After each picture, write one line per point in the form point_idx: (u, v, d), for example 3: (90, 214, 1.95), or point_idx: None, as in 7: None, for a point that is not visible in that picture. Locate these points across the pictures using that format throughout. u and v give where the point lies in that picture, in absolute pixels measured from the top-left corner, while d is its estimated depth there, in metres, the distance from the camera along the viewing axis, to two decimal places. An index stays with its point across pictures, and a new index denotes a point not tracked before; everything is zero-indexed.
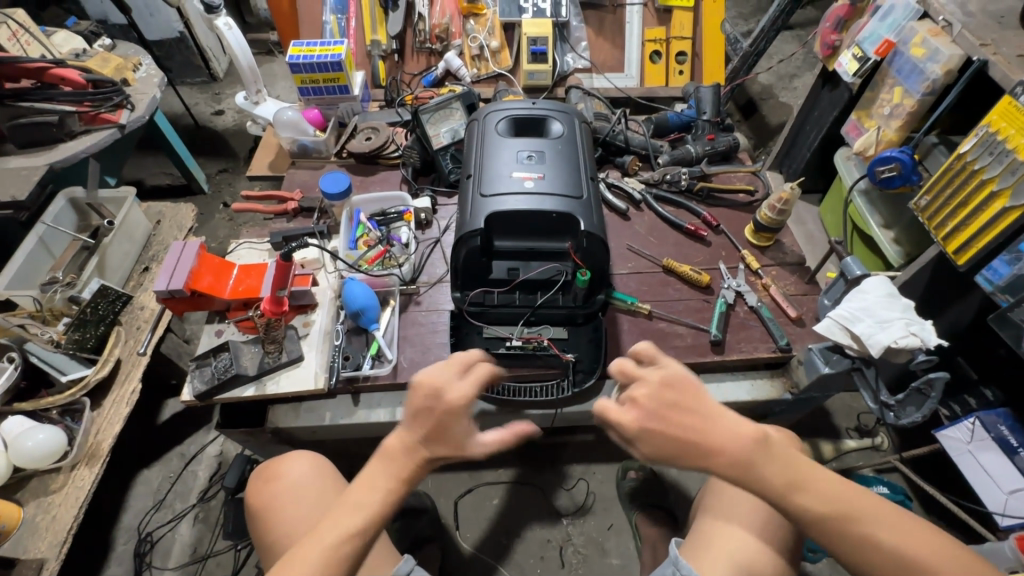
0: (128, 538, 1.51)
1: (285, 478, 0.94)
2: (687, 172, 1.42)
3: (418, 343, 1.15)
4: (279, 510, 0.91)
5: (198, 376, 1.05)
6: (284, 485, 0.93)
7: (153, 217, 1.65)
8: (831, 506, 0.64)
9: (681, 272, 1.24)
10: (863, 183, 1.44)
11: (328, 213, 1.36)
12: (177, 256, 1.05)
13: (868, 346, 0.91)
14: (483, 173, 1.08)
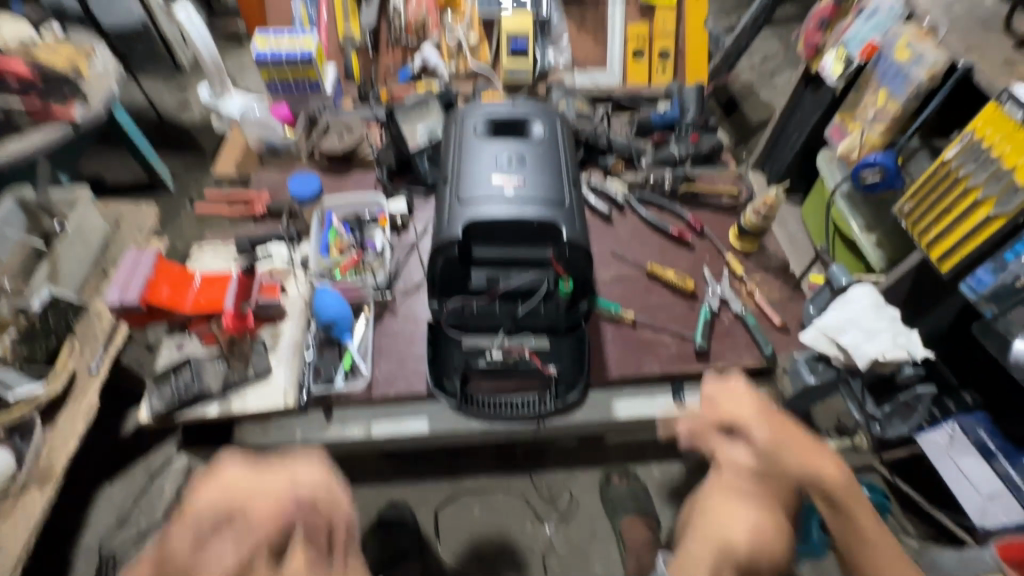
0: (89, 558, 1.43)
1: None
2: (671, 175, 1.39)
3: (394, 355, 1.10)
4: None
5: (156, 395, 0.98)
6: None
7: (112, 218, 1.56)
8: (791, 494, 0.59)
9: (665, 278, 1.22)
10: (845, 186, 1.44)
11: (297, 216, 1.28)
12: (132, 267, 0.98)
13: (854, 356, 0.91)
14: (461, 178, 1.03)
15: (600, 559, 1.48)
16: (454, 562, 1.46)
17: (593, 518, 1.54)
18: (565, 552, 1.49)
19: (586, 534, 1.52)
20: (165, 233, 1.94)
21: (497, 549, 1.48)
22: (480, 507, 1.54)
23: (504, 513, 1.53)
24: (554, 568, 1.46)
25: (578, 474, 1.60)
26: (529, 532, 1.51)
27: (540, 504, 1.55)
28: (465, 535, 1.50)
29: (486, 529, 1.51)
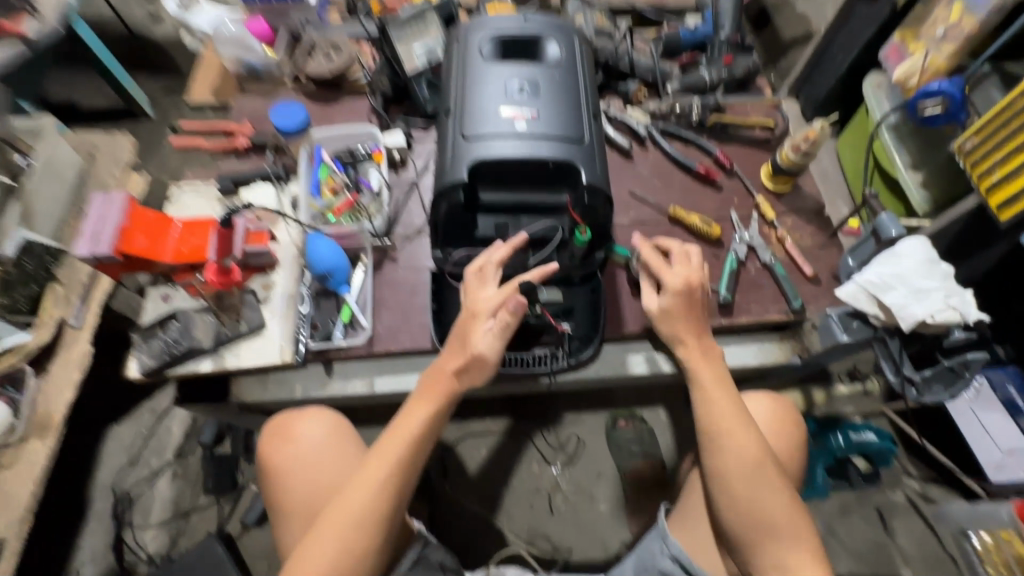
0: (105, 496, 1.46)
1: (304, 439, 0.99)
2: (700, 104, 1.24)
3: (396, 307, 1.02)
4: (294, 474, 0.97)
5: (144, 350, 0.92)
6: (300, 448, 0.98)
7: (85, 150, 1.43)
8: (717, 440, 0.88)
9: (690, 223, 1.12)
10: (893, 117, 1.28)
11: (285, 151, 1.16)
12: (100, 214, 0.88)
13: (899, 319, 0.82)
14: (465, 110, 0.91)
15: (605, 498, 1.49)
16: (461, 500, 1.49)
17: (599, 459, 1.54)
18: (571, 492, 1.51)
19: (591, 474, 1.53)
20: (149, 166, 1.81)
21: (502, 489, 1.51)
22: (487, 448, 1.55)
23: (510, 455, 1.54)
24: (560, 507, 1.49)
25: (584, 417, 1.59)
26: (534, 472, 1.52)
27: (546, 446, 1.55)
28: (472, 474, 1.51)
29: (493, 469, 1.52)
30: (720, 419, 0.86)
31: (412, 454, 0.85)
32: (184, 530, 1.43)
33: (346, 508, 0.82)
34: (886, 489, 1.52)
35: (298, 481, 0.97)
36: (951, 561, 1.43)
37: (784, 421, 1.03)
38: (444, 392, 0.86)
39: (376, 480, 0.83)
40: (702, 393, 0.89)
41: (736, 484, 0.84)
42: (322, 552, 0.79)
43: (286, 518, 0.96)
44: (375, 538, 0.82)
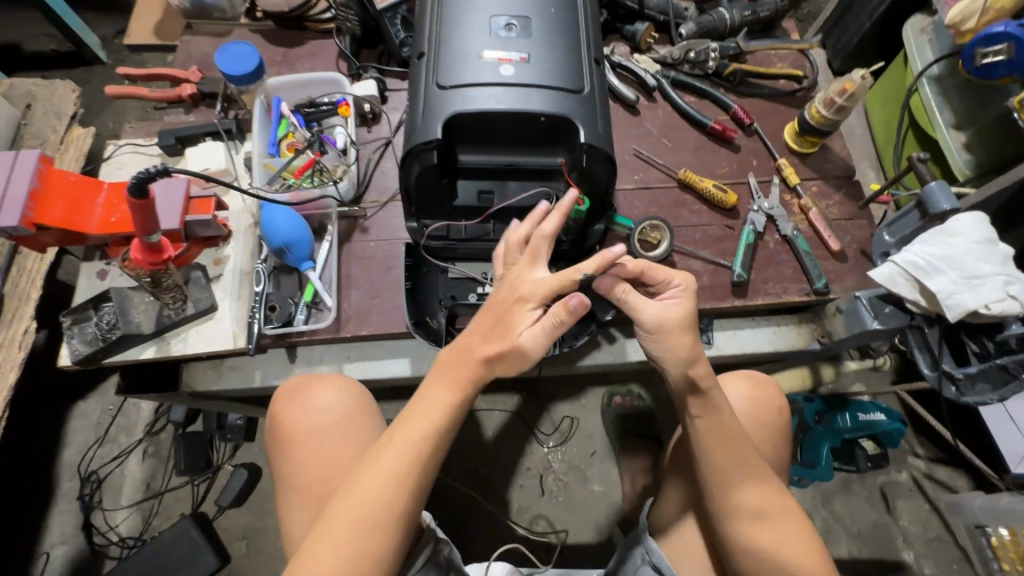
0: (72, 476, 1.38)
1: (321, 408, 0.79)
2: (718, 49, 1.07)
3: (366, 284, 0.90)
4: (301, 445, 0.77)
5: (77, 336, 0.81)
6: (311, 416, 0.78)
7: (21, 100, 1.25)
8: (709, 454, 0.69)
9: (701, 189, 0.98)
10: (936, 68, 1.12)
11: (238, 102, 1.01)
12: (7, 178, 0.74)
13: (944, 307, 0.72)
14: (441, 52, 0.75)
15: (599, 479, 1.40)
16: (448, 481, 1.39)
17: (593, 438, 1.45)
18: (563, 471, 1.41)
19: (586, 454, 1.43)
20: (103, 118, 1.63)
21: (493, 469, 1.40)
22: (476, 426, 1.44)
23: (501, 434, 1.43)
24: (551, 487, 1.39)
25: (578, 394, 1.48)
26: (525, 451, 1.42)
27: (538, 424, 1.45)
28: (459, 453, 1.41)
29: (481, 449, 1.42)
30: (720, 457, 0.68)
31: (439, 437, 0.65)
32: (158, 511, 1.36)
33: (361, 500, 0.61)
34: (892, 469, 1.43)
35: (309, 456, 0.77)
36: (958, 544, 1.36)
37: (769, 413, 0.86)
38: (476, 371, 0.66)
39: (395, 468, 0.63)
40: (704, 416, 0.68)
41: (750, 517, 0.67)
42: (327, 552, 0.59)
43: (294, 504, 0.75)
44: (393, 543, 0.61)
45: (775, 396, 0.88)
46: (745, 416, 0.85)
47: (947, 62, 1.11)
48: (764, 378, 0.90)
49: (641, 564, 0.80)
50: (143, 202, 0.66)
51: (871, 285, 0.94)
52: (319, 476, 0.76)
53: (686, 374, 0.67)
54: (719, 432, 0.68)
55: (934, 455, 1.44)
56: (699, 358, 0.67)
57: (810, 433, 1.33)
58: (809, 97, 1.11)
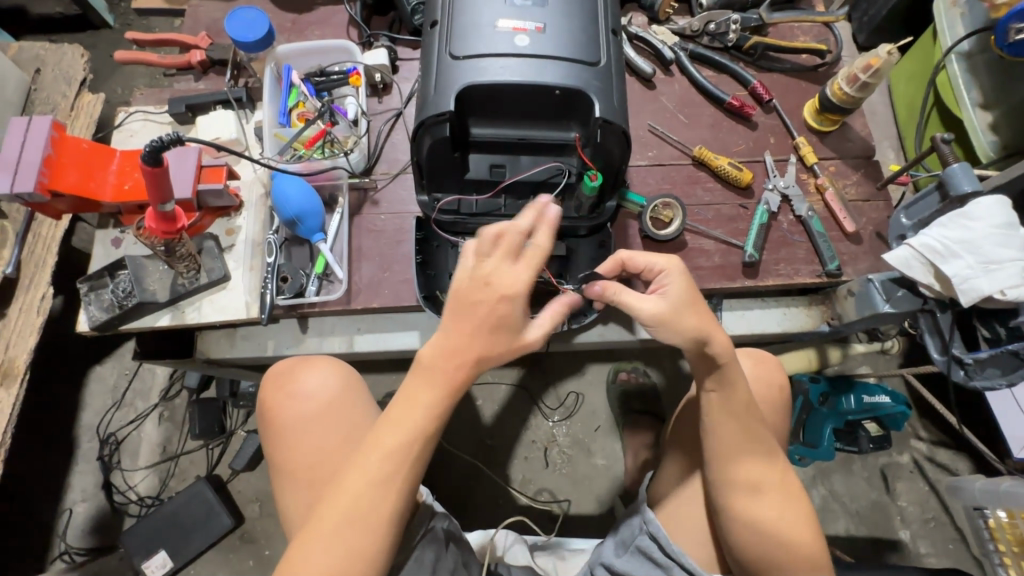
0: (92, 437, 1.42)
1: (307, 395, 0.78)
2: (739, 21, 1.04)
3: (377, 257, 0.91)
4: (292, 430, 0.77)
5: (93, 302, 0.82)
6: (300, 402, 0.78)
7: (30, 64, 1.23)
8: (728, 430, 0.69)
9: (715, 166, 0.96)
10: (966, 43, 1.08)
11: (247, 69, 1.00)
12: (19, 143, 0.75)
13: (958, 293, 0.72)
14: (454, 20, 0.74)
15: (603, 453, 1.42)
16: (454, 450, 1.42)
17: (597, 413, 1.46)
18: (567, 445, 1.44)
19: (590, 428, 1.45)
20: (111, 84, 1.60)
21: (498, 441, 1.43)
22: (483, 400, 1.46)
23: (507, 407, 1.45)
24: (555, 460, 1.42)
25: (585, 368, 1.49)
26: (530, 424, 1.44)
27: (543, 398, 1.46)
28: (465, 426, 1.44)
29: (487, 421, 1.44)
30: (734, 433, 0.69)
31: (424, 436, 0.59)
32: (174, 472, 1.41)
33: (340, 512, 0.58)
34: (893, 451, 1.45)
35: (301, 443, 0.76)
36: (955, 526, 1.39)
37: (774, 391, 0.86)
38: (459, 374, 0.58)
39: (376, 472, 0.58)
40: (722, 391, 0.69)
41: (756, 496, 0.69)
42: (314, 558, 0.57)
43: (290, 489, 0.75)
44: (383, 543, 0.59)
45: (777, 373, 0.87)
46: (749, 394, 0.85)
47: (978, 38, 1.07)
48: (772, 359, 0.90)
49: (637, 533, 0.79)
50: (156, 170, 0.66)
51: (884, 268, 0.93)
52: (313, 458, 0.75)
53: (705, 352, 0.66)
54: (734, 407, 0.69)
55: (936, 438, 1.45)
56: (715, 333, 0.66)
57: (814, 414, 1.33)
58: (832, 72, 1.07)
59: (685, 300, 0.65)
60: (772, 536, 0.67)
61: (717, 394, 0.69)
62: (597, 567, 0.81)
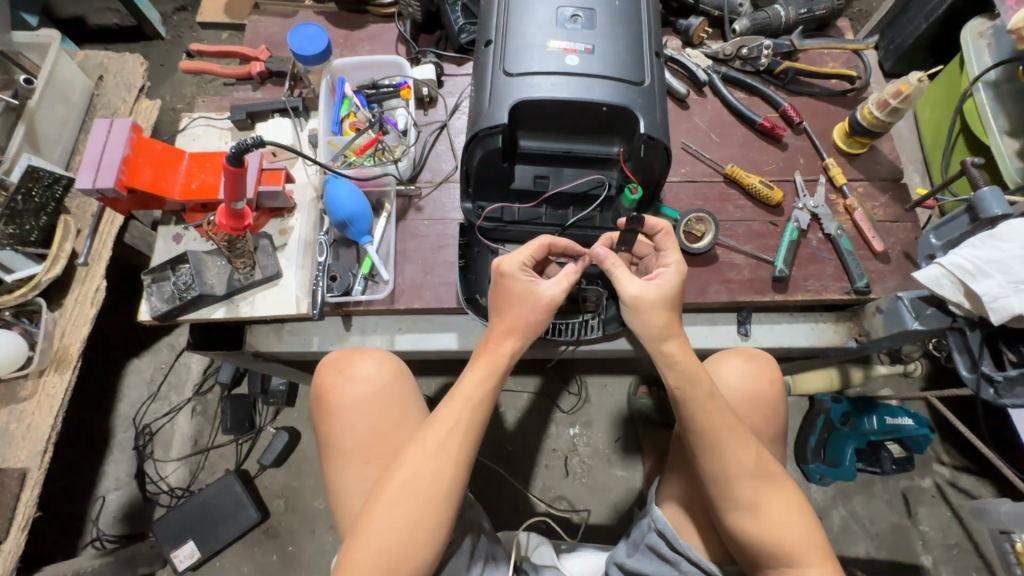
0: (127, 428, 1.47)
1: (361, 379, 0.83)
2: (771, 46, 1.08)
3: (419, 261, 0.95)
4: (346, 412, 0.82)
5: (155, 293, 0.88)
6: (355, 386, 0.82)
7: (94, 71, 1.29)
8: (704, 432, 0.72)
9: (746, 184, 1.00)
10: (993, 73, 1.11)
11: (303, 81, 1.06)
12: (103, 143, 0.82)
13: (988, 311, 0.74)
14: (508, 40, 0.79)
15: (623, 464, 1.43)
16: (476, 454, 1.44)
17: (618, 424, 1.47)
18: (588, 455, 1.45)
19: (611, 439, 1.46)
20: (162, 92, 1.67)
21: (520, 447, 1.45)
22: (506, 406, 1.48)
23: (530, 414, 1.48)
24: (576, 469, 1.43)
25: (607, 379, 1.51)
26: (551, 433, 1.46)
27: (565, 407, 1.48)
28: (488, 432, 1.46)
29: (507, 429, 1.46)
30: (710, 441, 0.71)
31: (480, 414, 0.74)
32: (203, 465, 1.45)
33: (414, 480, 0.69)
34: (915, 474, 1.44)
35: (354, 424, 0.81)
36: (979, 553, 1.37)
37: (758, 384, 0.86)
38: (505, 353, 0.76)
39: (441, 445, 0.71)
40: (693, 396, 0.72)
41: (737, 495, 0.70)
42: (389, 519, 0.67)
43: (345, 467, 0.80)
44: (443, 510, 0.69)
45: (767, 367, 0.88)
46: (734, 390, 0.85)
47: (1005, 69, 1.10)
48: (759, 355, 0.89)
49: (647, 531, 0.82)
50: (237, 170, 0.72)
51: (911, 287, 0.95)
52: (369, 438, 0.81)
53: (662, 352, 0.74)
54: (706, 410, 0.72)
55: (960, 464, 1.44)
56: (673, 335, 0.75)
57: (836, 433, 1.35)
58: (860, 98, 1.11)
59: (663, 299, 0.75)
60: (761, 538, 0.69)
61: (681, 392, 0.73)
62: (611, 566, 0.85)
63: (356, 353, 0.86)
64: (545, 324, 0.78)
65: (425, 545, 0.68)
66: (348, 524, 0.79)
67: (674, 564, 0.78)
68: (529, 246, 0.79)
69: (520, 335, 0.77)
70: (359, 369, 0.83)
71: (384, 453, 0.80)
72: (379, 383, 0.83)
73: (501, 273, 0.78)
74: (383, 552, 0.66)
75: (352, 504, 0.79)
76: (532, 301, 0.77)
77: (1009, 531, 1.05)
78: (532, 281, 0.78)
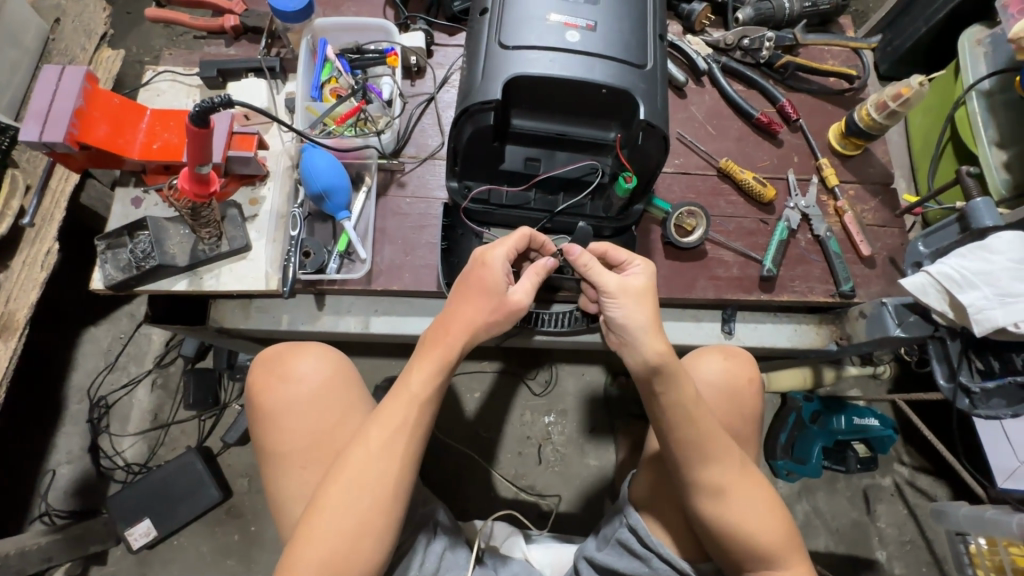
0: (81, 399, 1.39)
1: (300, 378, 0.79)
2: (773, 38, 1.05)
3: (400, 241, 0.90)
4: (284, 416, 0.77)
5: (110, 261, 0.81)
6: (293, 387, 0.78)
7: (49, 12, 1.18)
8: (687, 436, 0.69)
9: (739, 180, 0.97)
10: (987, 82, 1.10)
11: (282, 40, 0.99)
12: (52, 92, 0.74)
13: (972, 322, 0.74)
14: (506, 9, 0.74)
15: (596, 454, 1.42)
16: (448, 440, 1.41)
17: (593, 414, 1.46)
18: (561, 443, 1.44)
19: (585, 429, 1.45)
20: (127, 42, 1.55)
21: (494, 433, 1.43)
22: (481, 391, 1.46)
23: (503, 398, 1.46)
24: (548, 457, 1.42)
25: (584, 369, 1.49)
26: (526, 420, 1.45)
27: (538, 394, 1.47)
28: (463, 416, 1.44)
29: (477, 413, 1.44)
30: (693, 444, 0.69)
31: (426, 412, 0.70)
32: (163, 441, 1.39)
33: (355, 483, 0.66)
34: (877, 473, 1.48)
35: (292, 426, 0.77)
36: (930, 550, 1.42)
37: (737, 382, 0.85)
38: (455, 347, 0.72)
39: (384, 444, 0.68)
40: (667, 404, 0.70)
41: (720, 505, 0.69)
42: (330, 525, 0.64)
43: (286, 473, 0.76)
44: (389, 512, 0.66)
45: (748, 367, 0.87)
46: (716, 389, 0.84)
47: (999, 78, 1.09)
48: (739, 353, 0.88)
49: (617, 527, 0.81)
50: (201, 131, 0.65)
51: (895, 293, 0.96)
52: (311, 442, 0.77)
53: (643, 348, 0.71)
54: (689, 417, 0.69)
55: (919, 464, 1.49)
56: None
57: (806, 431, 1.34)
58: (858, 98, 1.09)
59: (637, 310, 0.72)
60: (743, 541, 0.68)
61: (666, 396, 0.70)
62: (581, 560, 0.84)
63: (291, 349, 0.82)
64: (505, 329, 0.74)
65: (371, 551, 0.65)
66: (290, 529, 0.75)
67: (644, 560, 0.77)
68: (513, 239, 0.75)
69: (472, 327, 0.72)
70: (294, 367, 0.80)
71: (324, 454, 0.76)
72: (316, 384, 0.79)
73: (485, 263, 0.74)
74: (326, 561, 0.63)
75: (293, 510, 0.75)
76: (498, 300, 0.73)
77: (963, 533, 1.13)
78: (505, 281, 0.74)
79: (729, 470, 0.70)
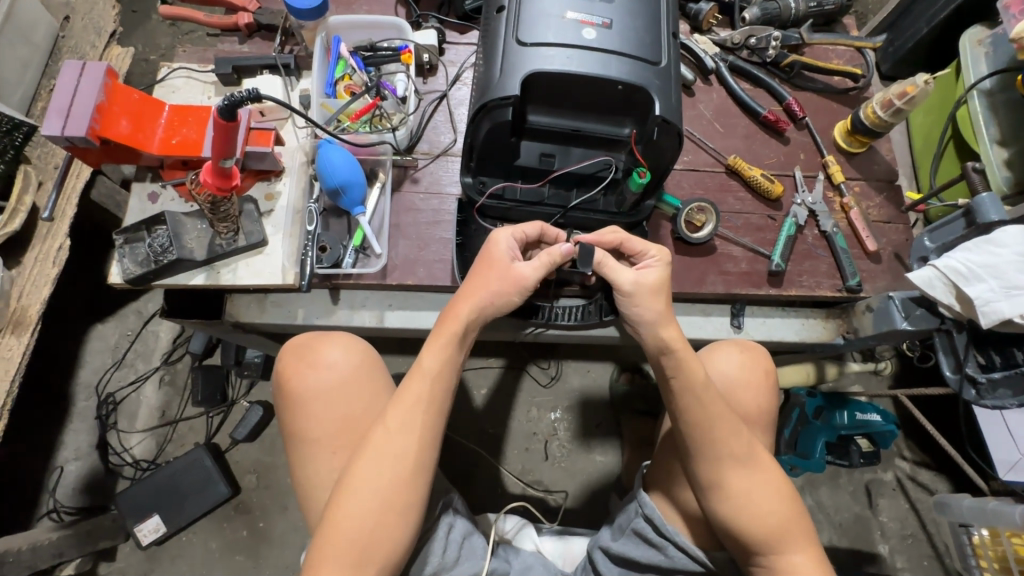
0: (88, 396, 1.39)
1: (328, 366, 0.79)
2: (779, 38, 1.07)
3: (414, 236, 0.91)
4: (311, 402, 0.78)
5: (128, 255, 0.82)
6: (320, 374, 0.79)
7: (58, 9, 1.18)
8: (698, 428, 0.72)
9: (748, 176, 0.99)
10: (988, 81, 1.12)
11: (295, 37, 0.99)
12: (73, 87, 0.75)
13: (980, 314, 0.76)
14: (523, 6, 0.75)
15: (602, 449, 1.43)
16: (455, 436, 1.42)
17: (599, 410, 1.47)
18: (567, 439, 1.45)
19: (591, 424, 1.46)
20: (133, 40, 1.55)
21: (500, 429, 1.44)
22: (487, 387, 1.47)
23: (510, 395, 1.47)
24: (555, 453, 1.43)
25: (590, 365, 1.51)
26: (533, 416, 1.46)
27: (545, 390, 1.48)
28: (470, 412, 1.45)
29: (484, 410, 1.45)
30: (705, 437, 0.72)
31: (444, 391, 0.72)
32: (171, 438, 1.39)
33: (377, 462, 0.67)
34: (879, 468, 1.50)
35: (320, 412, 0.78)
36: (932, 543, 1.44)
37: (755, 375, 0.86)
38: (463, 324, 0.73)
39: (403, 422, 0.69)
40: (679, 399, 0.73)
41: (732, 497, 0.70)
42: (356, 504, 0.65)
43: (314, 457, 0.77)
44: (412, 490, 0.67)
45: (763, 361, 0.88)
46: (730, 380, 0.85)
47: (1000, 78, 1.11)
48: (755, 347, 0.89)
49: (634, 516, 0.82)
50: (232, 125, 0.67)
51: (901, 288, 0.97)
52: (337, 427, 0.77)
53: (655, 338, 0.75)
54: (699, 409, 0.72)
55: (920, 459, 1.51)
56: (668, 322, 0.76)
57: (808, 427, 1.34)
58: (862, 97, 1.11)
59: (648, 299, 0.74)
60: (755, 534, 0.69)
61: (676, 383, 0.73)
62: (596, 551, 0.85)
63: (318, 337, 0.82)
64: (516, 304, 0.75)
65: (397, 528, 0.66)
66: (319, 513, 0.76)
67: (660, 548, 0.78)
68: (524, 224, 0.80)
69: (478, 303, 0.74)
70: (321, 352, 0.80)
71: (352, 438, 0.77)
72: (341, 371, 0.80)
73: (492, 241, 0.78)
74: (355, 539, 0.64)
75: (321, 494, 0.76)
76: (505, 273, 0.75)
77: (967, 524, 1.15)
78: (510, 257, 0.77)
79: (740, 464, 0.72)
